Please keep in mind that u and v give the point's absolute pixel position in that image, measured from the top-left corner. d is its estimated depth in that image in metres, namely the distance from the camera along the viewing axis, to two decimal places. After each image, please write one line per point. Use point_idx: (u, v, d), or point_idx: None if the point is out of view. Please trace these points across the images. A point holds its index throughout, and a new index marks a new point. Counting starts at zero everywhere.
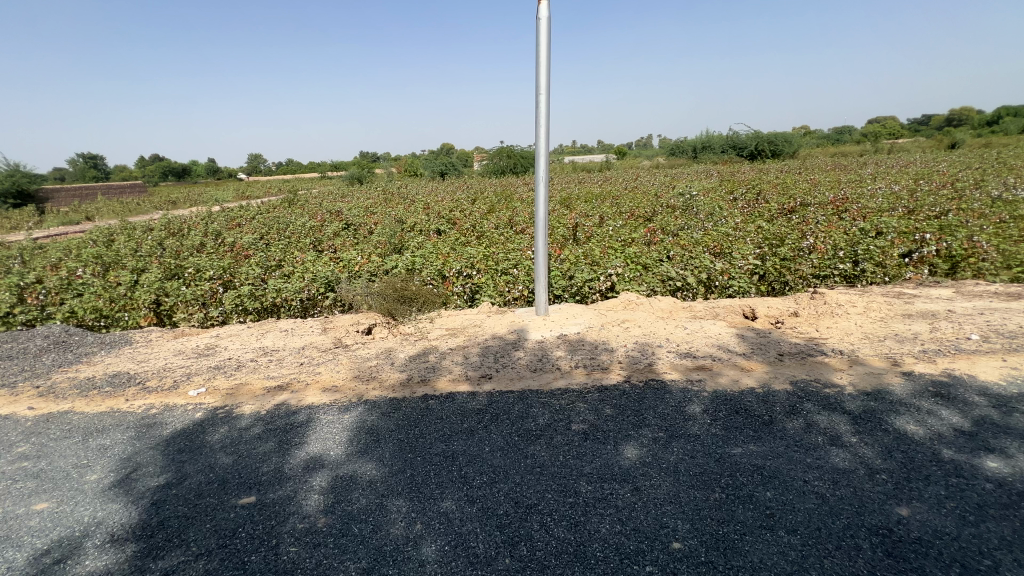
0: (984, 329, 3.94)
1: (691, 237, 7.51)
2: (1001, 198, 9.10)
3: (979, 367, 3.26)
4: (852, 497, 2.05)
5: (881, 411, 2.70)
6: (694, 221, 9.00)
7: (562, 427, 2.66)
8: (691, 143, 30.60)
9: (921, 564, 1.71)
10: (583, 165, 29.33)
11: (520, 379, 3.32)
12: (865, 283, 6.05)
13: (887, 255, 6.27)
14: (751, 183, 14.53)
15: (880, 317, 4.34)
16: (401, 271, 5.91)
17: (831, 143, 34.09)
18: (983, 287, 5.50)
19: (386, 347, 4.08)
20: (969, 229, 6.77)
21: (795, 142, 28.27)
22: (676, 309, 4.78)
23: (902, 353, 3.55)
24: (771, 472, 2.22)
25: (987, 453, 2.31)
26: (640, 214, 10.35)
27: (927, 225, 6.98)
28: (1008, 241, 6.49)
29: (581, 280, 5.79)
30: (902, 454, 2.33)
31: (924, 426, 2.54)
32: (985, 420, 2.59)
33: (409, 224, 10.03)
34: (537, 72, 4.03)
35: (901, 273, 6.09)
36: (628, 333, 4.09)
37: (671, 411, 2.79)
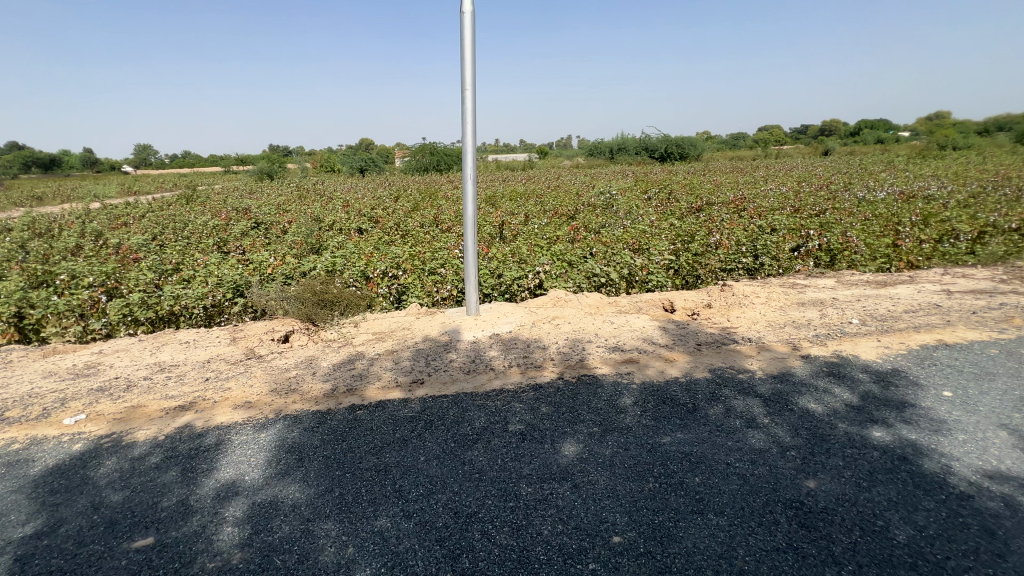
0: (862, 313, 4.50)
1: (612, 234, 7.84)
2: (866, 199, 10.54)
3: (861, 347, 3.72)
4: (768, 475, 2.21)
5: (787, 393, 2.96)
6: (613, 219, 9.43)
7: (498, 429, 2.61)
8: (609, 144, 32.08)
9: (828, 531, 1.89)
10: (507, 163, 29.65)
11: (454, 383, 3.22)
12: (763, 275, 6.69)
13: (780, 249, 6.99)
14: (663, 183, 15.53)
15: (780, 306, 4.80)
16: (320, 273, 5.55)
17: (728, 147, 37.46)
18: (857, 277, 6.29)
19: (306, 356, 3.79)
20: (843, 226, 7.73)
21: (700, 145, 30.64)
22: (603, 304, 4.94)
23: (799, 338, 3.95)
24: (698, 458, 2.34)
25: (873, 424, 2.61)
26: (563, 212, 10.65)
27: (811, 222, 7.87)
28: (873, 236, 7.49)
29: (510, 278, 5.79)
30: (807, 431, 2.57)
31: (822, 404, 2.83)
32: (869, 395, 2.94)
33: (328, 222, 9.49)
34: (462, 67, 3.94)
35: (792, 265, 6.82)
36: (559, 330, 4.15)
37: (604, 405, 2.86)
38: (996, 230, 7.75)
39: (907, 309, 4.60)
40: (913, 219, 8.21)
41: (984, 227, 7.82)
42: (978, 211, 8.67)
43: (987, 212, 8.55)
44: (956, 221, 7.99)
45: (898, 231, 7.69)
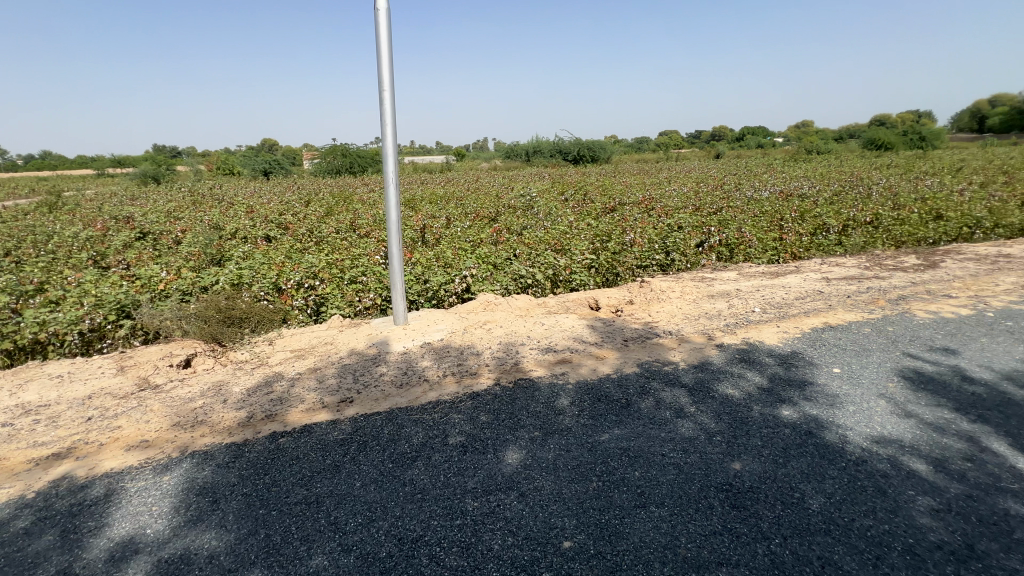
0: (762, 302, 4.98)
1: (535, 235, 7.99)
2: (753, 198, 11.77)
3: (765, 333, 4.10)
4: (700, 462, 2.34)
5: (708, 381, 3.18)
6: (534, 220, 9.62)
7: (438, 444, 2.52)
8: (524, 147, 32.81)
9: (755, 509, 2.04)
10: (424, 165, 29.16)
11: (386, 398, 3.06)
12: (674, 270, 7.19)
13: (687, 246, 7.56)
14: (577, 185, 16.19)
15: (693, 299, 5.17)
16: (225, 288, 5.03)
17: (634, 150, 40.01)
18: (753, 269, 6.98)
19: (214, 382, 3.39)
20: (738, 223, 8.55)
21: (609, 148, 32.38)
22: (532, 305, 4.99)
23: (713, 328, 4.27)
24: (636, 452, 2.42)
25: (782, 403, 2.89)
26: (484, 214, 10.67)
27: (711, 220, 8.61)
28: (763, 231, 8.37)
29: (437, 284, 5.65)
30: (728, 416, 2.77)
31: (739, 389, 3.08)
32: (776, 377, 3.24)
33: (229, 230, 8.66)
34: (379, 66, 3.76)
35: (698, 260, 7.40)
36: (492, 335, 4.11)
37: (542, 408, 2.87)
38: (857, 223, 9.00)
39: (797, 296, 5.17)
40: (792, 215, 9.28)
41: (848, 221, 9.05)
42: (841, 207, 10.03)
43: (849, 208, 9.91)
44: (826, 216, 9.16)
45: (782, 226, 8.67)
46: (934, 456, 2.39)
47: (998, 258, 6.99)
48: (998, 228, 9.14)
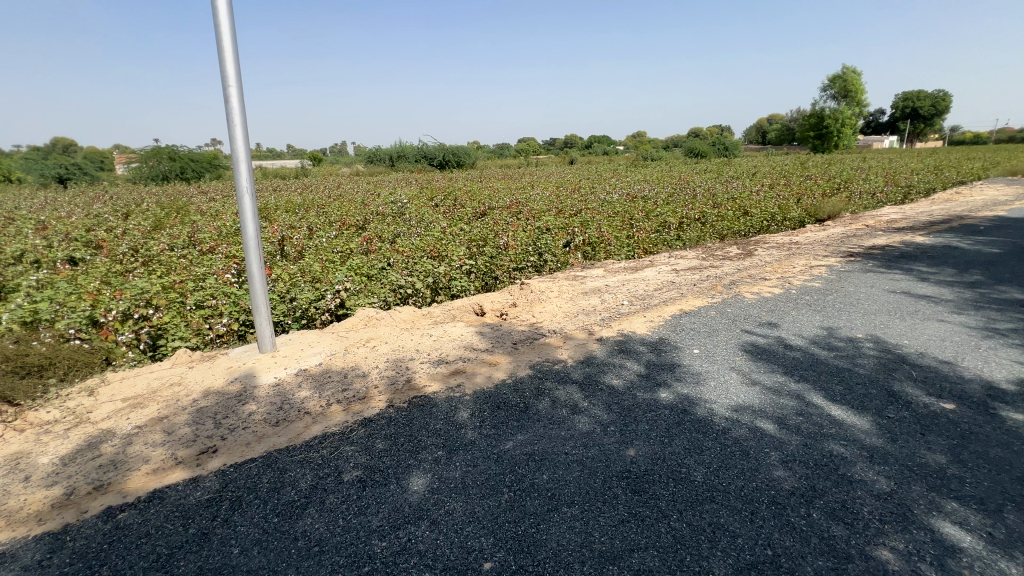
0: (628, 295, 5.49)
1: (409, 243, 7.74)
2: (607, 200, 13.00)
3: (635, 324, 4.52)
4: (600, 455, 2.47)
5: (595, 374, 3.38)
6: (406, 227, 9.34)
7: (331, 483, 2.25)
8: (387, 151, 31.80)
9: (653, 490, 2.20)
10: (276, 170, 26.47)
11: (261, 441, 2.65)
12: (548, 270, 7.57)
13: (557, 247, 8.02)
14: (446, 190, 16.19)
15: (569, 297, 5.48)
16: (11, 328, 3.90)
17: (496, 156, 41.47)
18: (615, 265, 7.69)
19: (6, 455, 2.59)
20: (598, 223, 9.36)
21: (473, 154, 33.05)
22: (416, 317, 4.80)
23: (591, 323, 4.57)
24: (540, 455, 2.46)
25: (659, 387, 3.19)
26: (351, 223, 10.03)
27: (575, 221, 9.27)
28: (619, 230, 9.28)
29: (306, 301, 5.11)
30: (617, 405, 2.97)
31: (622, 378, 3.33)
32: (651, 363, 3.58)
33: (11, 253, 6.78)
34: (219, 58, 3.26)
35: (568, 259, 7.90)
36: (377, 353, 3.85)
37: (442, 424, 2.76)
38: (690, 220, 10.47)
39: (655, 288, 5.81)
40: (641, 215, 10.45)
41: (683, 219, 10.49)
42: (676, 207, 11.60)
43: (683, 208, 11.48)
44: (667, 215, 10.49)
45: (633, 225, 9.72)
46: (777, 415, 2.86)
47: (791, 245, 8.73)
48: (787, 221, 11.43)
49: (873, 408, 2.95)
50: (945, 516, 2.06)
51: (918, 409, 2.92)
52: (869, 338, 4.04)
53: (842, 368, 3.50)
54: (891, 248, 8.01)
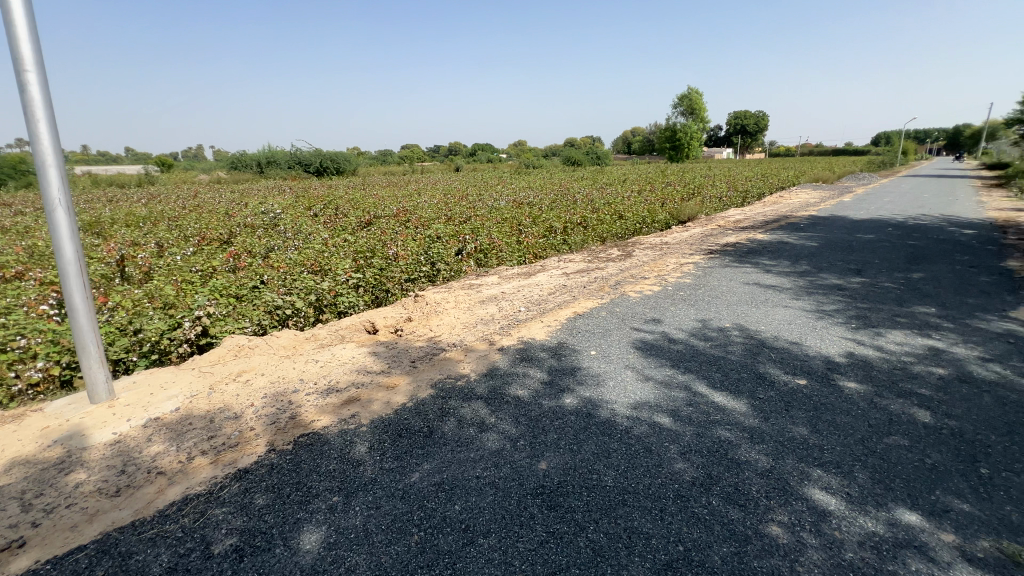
0: (524, 301, 5.52)
1: (285, 257, 6.98)
2: (495, 206, 13.17)
3: (534, 330, 4.54)
4: (512, 473, 2.37)
5: (499, 387, 3.29)
6: (280, 240, 8.44)
7: (198, 561, 1.85)
8: (254, 156, 28.80)
9: (568, 503, 2.16)
10: (110, 178, 22.38)
11: (93, 521, 2.09)
12: (441, 279, 7.35)
13: (449, 255, 7.85)
14: (326, 199, 15.09)
15: (467, 306, 5.35)
16: None
17: (379, 163, 39.94)
18: (508, 271, 7.75)
19: None
20: (488, 230, 9.39)
21: (354, 160, 31.39)
22: (298, 341, 4.29)
23: (491, 332, 4.49)
24: (450, 483, 2.29)
25: (563, 393, 3.21)
26: (212, 237, 8.78)
27: (465, 229, 9.20)
28: (509, 236, 9.41)
29: (156, 332, 4.27)
30: (524, 417, 2.90)
31: (527, 388, 3.28)
32: (553, 369, 3.60)
33: None
34: (10, 36, 2.58)
35: (461, 267, 7.77)
36: (252, 389, 3.33)
37: (336, 464, 2.45)
38: (574, 225, 11.03)
39: (549, 292, 5.94)
40: (528, 221, 10.73)
41: (567, 224, 11.01)
42: (561, 212, 12.15)
43: (566, 213, 12.06)
44: (552, 220, 10.92)
45: (522, 231, 9.94)
46: (671, 408, 3.03)
47: (662, 245, 9.62)
48: (656, 224, 12.63)
49: (747, 391, 3.28)
50: (814, 484, 2.33)
51: (781, 387, 3.32)
52: (735, 327, 4.53)
53: (718, 357, 3.86)
54: (740, 245, 9.23)
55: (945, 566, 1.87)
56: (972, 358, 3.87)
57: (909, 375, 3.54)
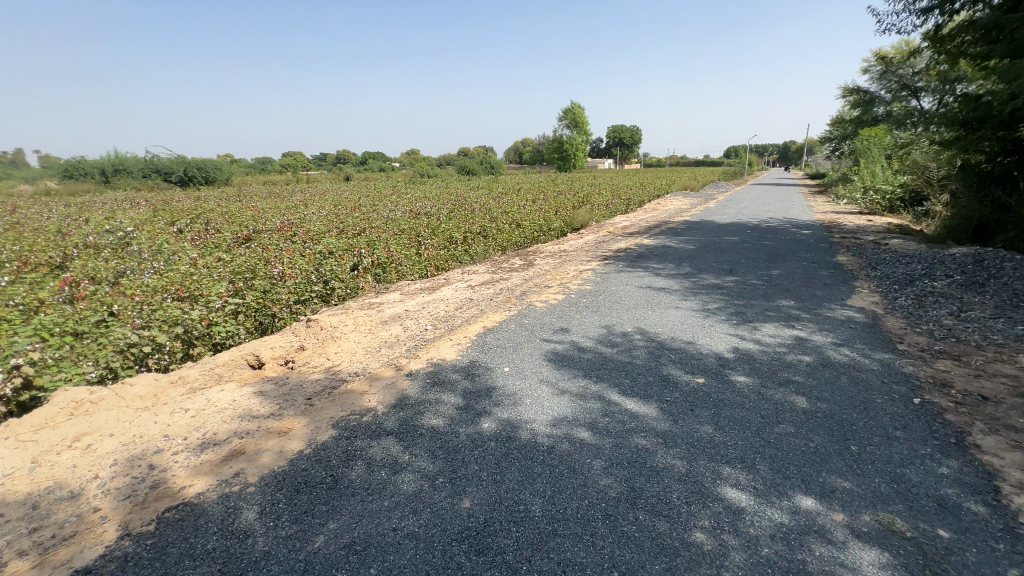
0: (431, 319, 5.26)
1: (140, 282, 5.88)
2: (390, 217, 12.61)
3: (444, 349, 4.31)
4: (433, 518, 2.15)
5: (411, 418, 3.03)
6: (133, 261, 7.15)
7: None
8: (94, 163, 24.49)
9: (497, 543, 2.01)
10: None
11: None
12: (337, 299, 6.75)
13: (344, 271, 7.25)
14: (192, 211, 13.28)
15: (368, 329, 4.94)
16: None
17: (256, 171, 36.44)
18: (410, 286, 7.39)
19: None
20: (385, 243, 8.90)
21: (226, 169, 28.24)
22: (160, 386, 3.58)
23: (397, 356, 4.17)
24: (363, 543, 2.00)
25: (480, 417, 3.05)
26: (36, 261, 7.16)
27: (359, 242, 8.61)
28: (408, 248, 9.02)
29: None
30: (441, 449, 2.69)
31: (441, 416, 3.06)
32: (467, 391, 3.41)
33: None
34: None
35: (358, 284, 7.22)
36: (97, 457, 2.67)
37: (217, 540, 2.02)
38: (475, 235, 10.93)
39: (456, 307, 5.74)
40: (427, 232, 10.39)
41: (467, 234, 10.89)
42: (460, 222, 12.02)
43: (466, 223, 11.94)
44: (452, 231, 10.73)
45: (421, 242, 9.59)
46: (588, 421, 3.03)
47: (561, 253, 9.94)
48: (553, 232, 13.05)
49: (655, 395, 3.40)
50: (726, 482, 2.45)
51: (684, 388, 3.51)
52: (637, 331, 4.75)
53: (626, 362, 3.99)
54: (630, 250, 9.88)
55: (841, 545, 2.05)
56: (828, 344, 4.47)
57: (785, 365, 3.96)
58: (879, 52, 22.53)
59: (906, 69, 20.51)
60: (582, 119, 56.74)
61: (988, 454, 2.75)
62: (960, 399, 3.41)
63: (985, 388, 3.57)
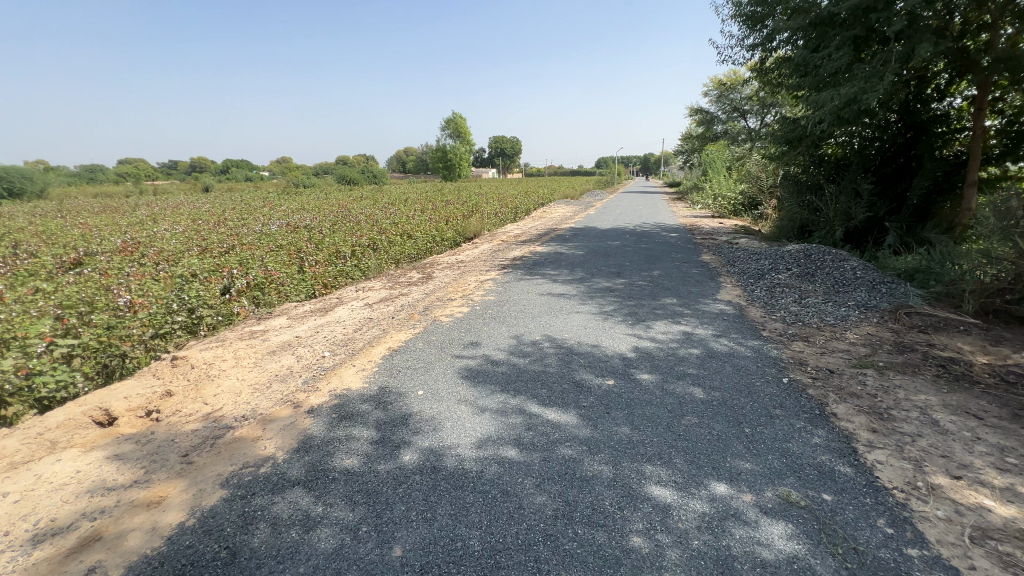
0: (327, 344, 4.78)
1: None
2: (264, 232, 11.33)
3: (347, 377, 3.93)
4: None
5: (320, 461, 2.69)
6: None
7: None
8: None
9: None
10: None
11: None
12: (206, 330, 5.76)
13: (212, 294, 6.22)
14: None
15: (252, 362, 4.33)
16: None
17: (83, 181, 30.57)
18: (297, 309, 6.65)
19: None
20: (261, 261, 7.91)
21: (38, 179, 23.22)
22: None
23: (292, 391, 3.69)
24: None
25: (399, 449, 2.82)
26: None
27: (229, 261, 7.54)
28: (289, 266, 8.12)
29: None
30: (360, 492, 2.42)
31: (354, 454, 2.77)
32: (380, 422, 3.14)
33: None
34: None
35: (232, 309, 6.25)
36: None
37: None
38: (364, 247, 10.29)
39: (354, 329, 5.30)
40: (310, 247, 9.52)
41: (356, 246, 10.20)
42: (347, 235, 11.25)
43: (353, 236, 11.19)
44: (339, 244, 9.97)
45: (303, 258, 8.71)
46: (513, 437, 2.97)
47: (458, 264, 9.83)
48: (446, 242, 12.88)
49: (572, 402, 3.47)
50: (650, 480, 2.56)
51: (597, 392, 3.63)
52: (545, 339, 4.84)
53: (540, 372, 4.01)
54: (525, 258, 10.14)
55: (755, 525, 2.25)
56: (710, 336, 5.00)
57: (679, 359, 4.33)
58: (716, 78, 26.34)
59: (736, 94, 24.29)
60: (464, 128, 57.41)
61: (843, 420, 3.27)
62: (815, 374, 4.02)
63: (830, 363, 4.26)
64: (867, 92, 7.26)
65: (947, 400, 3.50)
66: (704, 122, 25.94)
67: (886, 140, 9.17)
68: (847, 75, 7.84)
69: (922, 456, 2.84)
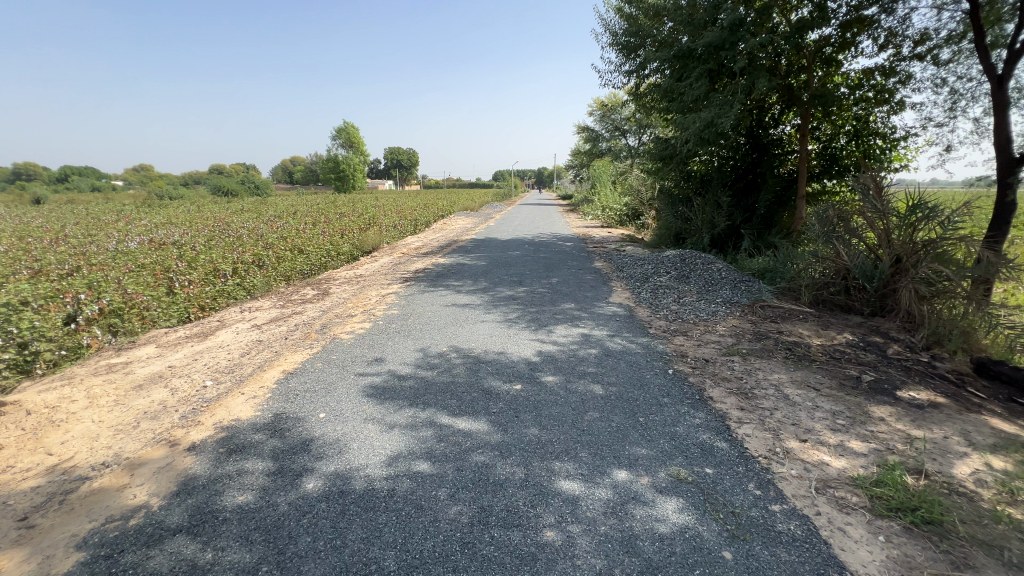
0: (209, 372, 4.28)
1: None
2: (117, 250, 9.77)
3: (236, 406, 3.57)
4: None
5: (206, 502, 2.41)
6: None
7: None
8: None
9: None
10: None
11: None
12: (45, 367, 4.80)
13: (52, 325, 5.22)
14: None
15: (113, 400, 3.72)
16: None
17: None
18: (167, 336, 5.84)
19: None
20: (116, 283, 6.82)
21: None
22: None
23: (167, 429, 3.25)
24: None
25: (301, 477, 2.63)
26: None
27: (73, 284, 6.39)
28: (154, 288, 7.09)
29: None
30: (258, 530, 2.21)
31: (248, 489, 2.52)
32: (278, 451, 2.90)
33: None
34: None
35: (79, 341, 5.28)
36: None
37: None
38: (248, 264, 9.37)
39: (242, 354, 4.79)
40: (180, 265, 8.42)
41: (237, 263, 9.24)
42: (225, 251, 10.14)
43: (234, 252, 10.15)
44: (217, 261, 8.97)
45: (171, 278, 7.67)
46: (424, 451, 2.92)
47: (357, 278, 9.40)
48: (342, 257, 12.23)
49: (482, 410, 3.50)
50: (560, 476, 2.69)
51: (505, 397, 3.72)
52: (452, 350, 4.83)
53: (449, 383, 4.00)
54: (427, 270, 10.02)
55: (652, 504, 2.47)
56: (606, 336, 5.38)
57: (579, 360, 4.60)
58: (598, 101, 28.74)
59: (617, 115, 26.75)
60: (357, 138, 55.27)
61: (718, 402, 3.72)
62: (694, 364, 4.52)
63: (705, 353, 4.83)
64: (721, 117, 8.41)
65: (794, 377, 4.17)
66: (591, 140, 28.04)
67: (738, 159, 10.67)
68: (705, 101, 9.01)
69: (779, 425, 3.35)
